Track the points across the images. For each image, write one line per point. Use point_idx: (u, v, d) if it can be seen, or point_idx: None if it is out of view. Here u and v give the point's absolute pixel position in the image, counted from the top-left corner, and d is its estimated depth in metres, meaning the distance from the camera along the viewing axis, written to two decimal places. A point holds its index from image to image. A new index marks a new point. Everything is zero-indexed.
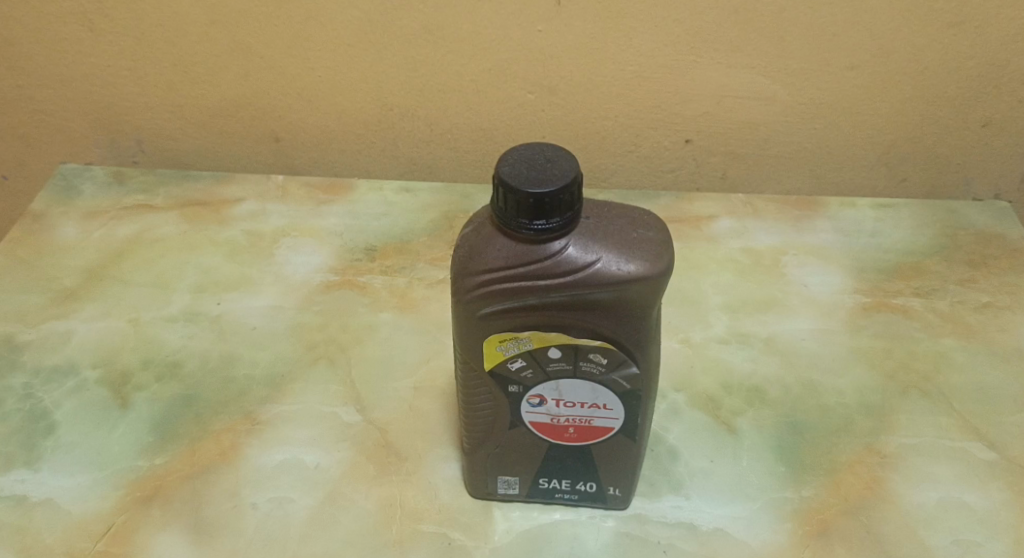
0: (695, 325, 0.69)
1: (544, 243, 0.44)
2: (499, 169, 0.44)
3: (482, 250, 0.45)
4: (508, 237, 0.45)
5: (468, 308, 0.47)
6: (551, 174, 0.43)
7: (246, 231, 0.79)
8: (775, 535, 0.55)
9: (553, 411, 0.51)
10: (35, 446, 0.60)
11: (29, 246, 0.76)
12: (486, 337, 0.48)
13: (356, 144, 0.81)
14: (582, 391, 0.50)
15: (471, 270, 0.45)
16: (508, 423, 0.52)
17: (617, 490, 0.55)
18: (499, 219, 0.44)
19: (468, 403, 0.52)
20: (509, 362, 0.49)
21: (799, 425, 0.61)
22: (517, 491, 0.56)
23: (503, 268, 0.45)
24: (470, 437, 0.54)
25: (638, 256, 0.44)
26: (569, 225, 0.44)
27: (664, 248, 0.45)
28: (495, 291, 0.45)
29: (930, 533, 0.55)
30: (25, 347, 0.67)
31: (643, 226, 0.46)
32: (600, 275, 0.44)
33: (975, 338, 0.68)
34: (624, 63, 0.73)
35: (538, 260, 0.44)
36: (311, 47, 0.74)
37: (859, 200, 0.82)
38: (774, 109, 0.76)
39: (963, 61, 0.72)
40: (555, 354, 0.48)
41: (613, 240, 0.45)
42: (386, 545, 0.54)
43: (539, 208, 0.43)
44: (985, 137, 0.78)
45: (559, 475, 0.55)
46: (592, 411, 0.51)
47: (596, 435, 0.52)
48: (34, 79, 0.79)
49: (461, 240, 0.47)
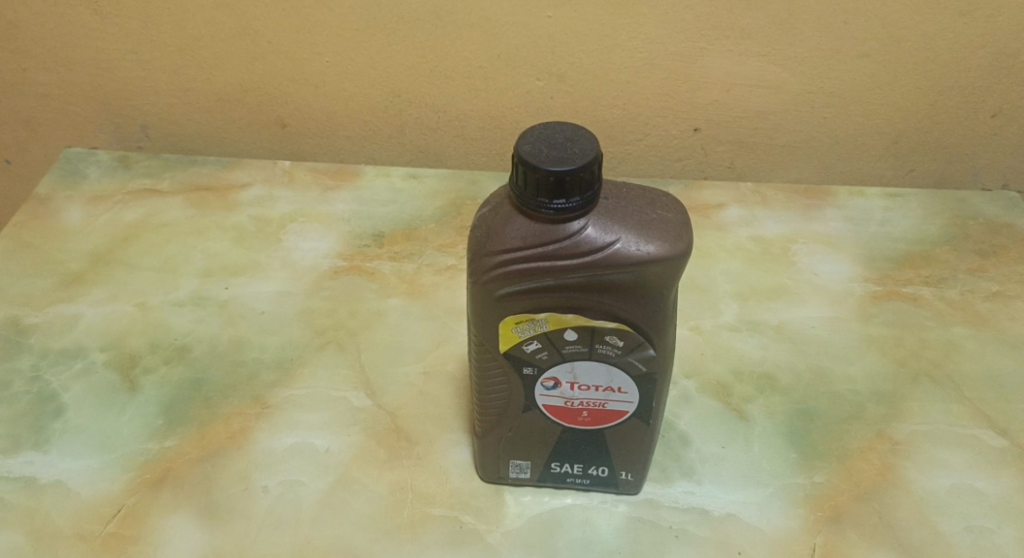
0: (705, 312, 0.69)
1: (563, 223, 0.44)
2: (519, 148, 0.44)
3: (500, 229, 0.45)
4: (527, 218, 0.44)
5: (485, 289, 0.46)
6: (571, 154, 0.43)
7: (253, 216, 0.78)
8: (787, 521, 0.55)
9: (567, 394, 0.51)
10: (43, 428, 0.59)
11: (34, 230, 0.76)
12: (501, 318, 0.47)
13: (363, 130, 0.81)
14: (597, 373, 0.50)
15: (489, 250, 0.45)
16: (522, 407, 0.52)
17: (630, 475, 0.55)
18: (518, 199, 0.44)
19: (482, 387, 0.52)
20: (525, 343, 0.49)
21: (810, 412, 0.61)
22: (529, 475, 0.56)
23: (522, 249, 0.45)
24: (484, 421, 0.54)
25: (657, 236, 0.44)
26: (589, 204, 0.44)
27: (683, 229, 0.45)
28: (513, 272, 0.45)
29: (942, 519, 0.55)
30: (31, 330, 0.66)
31: (661, 207, 0.46)
32: (620, 255, 0.44)
33: (985, 326, 0.68)
34: (634, 50, 0.72)
35: (556, 240, 0.44)
36: (319, 32, 0.73)
37: (867, 189, 0.82)
38: (783, 98, 0.75)
39: (975, 50, 0.72)
40: (572, 336, 0.48)
41: (632, 221, 0.45)
42: (398, 528, 0.54)
43: (560, 187, 0.43)
44: (994, 128, 0.78)
45: (571, 459, 0.55)
46: (606, 394, 0.51)
47: (610, 419, 0.52)
48: (39, 63, 0.78)
49: (478, 221, 0.47)
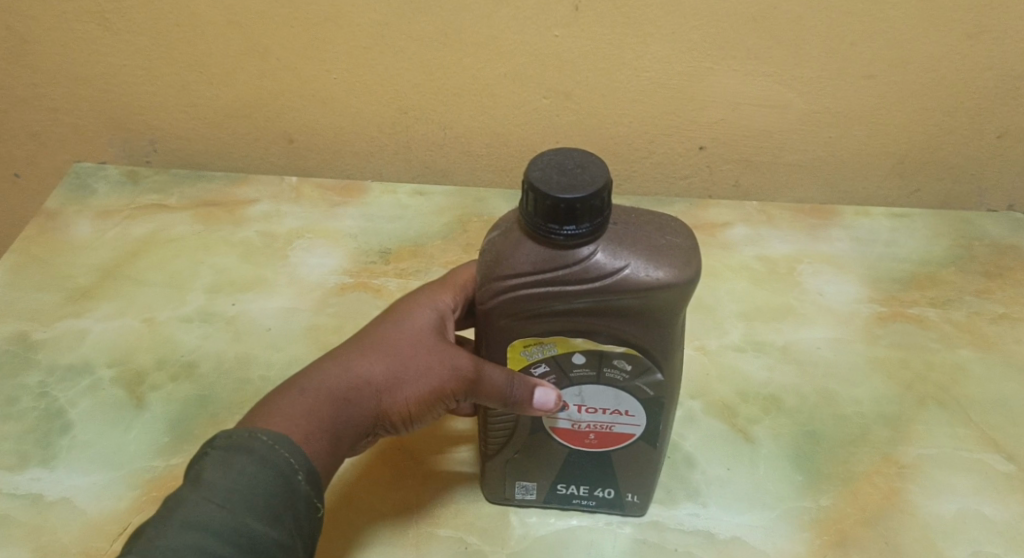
0: (710, 332, 0.69)
1: (572, 249, 0.44)
2: (529, 174, 0.44)
3: (509, 254, 0.45)
4: (536, 243, 0.45)
5: (494, 311, 0.47)
6: (581, 181, 0.43)
7: (260, 232, 0.79)
8: (793, 544, 0.55)
9: (574, 417, 0.51)
10: (50, 444, 0.60)
11: (43, 245, 0.76)
12: (510, 341, 0.48)
13: (370, 146, 0.81)
14: (604, 396, 0.50)
15: (498, 274, 0.46)
16: (528, 429, 0.52)
17: (635, 497, 0.55)
18: (527, 224, 0.44)
19: (488, 413, 0.52)
20: (532, 366, 0.50)
21: (816, 434, 0.61)
22: (534, 496, 0.56)
23: (531, 273, 0.45)
24: (489, 445, 0.54)
25: (667, 262, 0.44)
26: (598, 231, 0.44)
27: (692, 255, 0.45)
28: (521, 297, 0.46)
29: (949, 544, 0.55)
30: (39, 345, 0.67)
31: (671, 232, 0.46)
32: (629, 281, 0.44)
33: (992, 348, 0.68)
34: (640, 69, 0.73)
35: (565, 266, 0.44)
36: (329, 50, 0.74)
37: (872, 209, 0.82)
38: (789, 117, 0.75)
39: (980, 71, 0.72)
40: (580, 360, 0.49)
41: (642, 247, 0.45)
42: (402, 549, 0.54)
43: (570, 214, 0.43)
44: (1000, 149, 0.78)
45: (577, 480, 0.55)
46: (614, 417, 0.51)
47: (617, 442, 0.52)
48: (49, 78, 0.78)
49: (487, 244, 0.47)
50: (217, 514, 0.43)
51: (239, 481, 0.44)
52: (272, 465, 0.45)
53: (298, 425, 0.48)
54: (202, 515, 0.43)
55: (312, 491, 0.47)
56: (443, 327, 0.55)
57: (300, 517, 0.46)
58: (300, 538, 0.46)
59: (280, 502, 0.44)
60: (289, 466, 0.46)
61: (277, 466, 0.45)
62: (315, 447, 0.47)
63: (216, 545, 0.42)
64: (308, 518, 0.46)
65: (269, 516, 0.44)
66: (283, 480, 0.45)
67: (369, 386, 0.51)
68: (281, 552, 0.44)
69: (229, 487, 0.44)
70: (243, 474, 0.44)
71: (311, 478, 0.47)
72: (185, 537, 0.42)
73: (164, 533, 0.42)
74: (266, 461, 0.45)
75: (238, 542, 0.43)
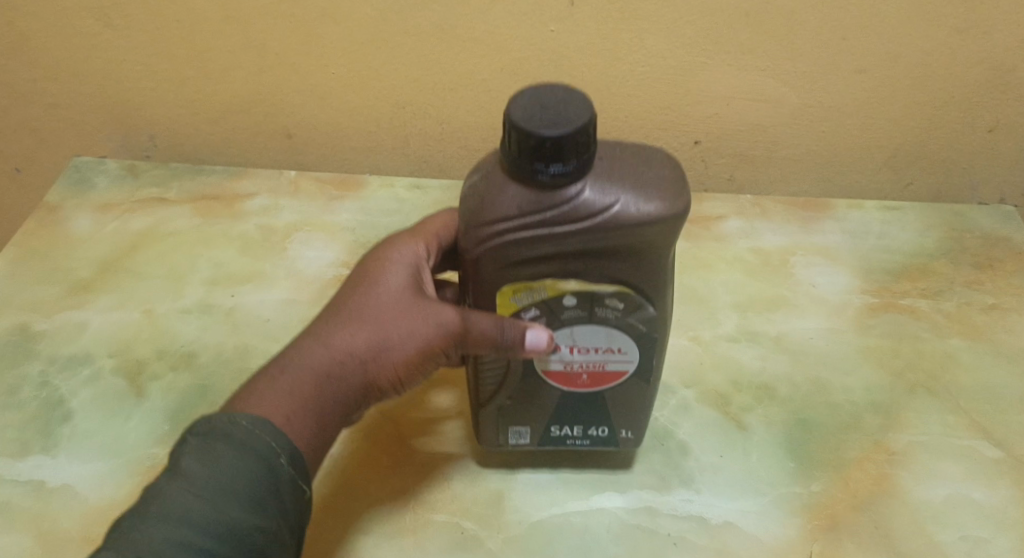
0: (704, 322, 0.70)
1: (560, 189, 0.45)
2: (511, 114, 0.45)
3: (496, 199, 0.46)
4: (522, 186, 0.46)
5: (484, 258, 0.48)
6: (566, 117, 0.44)
7: (259, 225, 0.80)
8: (784, 529, 0.56)
9: (567, 359, 0.52)
10: (51, 433, 0.61)
11: (43, 239, 0.77)
12: (499, 289, 0.49)
13: (367, 141, 0.82)
14: (597, 334, 0.51)
15: (487, 220, 0.47)
16: (520, 374, 0.53)
17: (629, 433, 0.56)
18: (513, 168, 0.45)
19: (479, 362, 0.53)
20: (523, 312, 0.50)
21: (808, 422, 0.62)
22: (528, 440, 0.57)
23: (520, 217, 0.46)
24: (482, 392, 0.55)
25: (657, 196, 0.45)
26: (583, 167, 0.45)
27: (681, 187, 0.46)
28: (510, 241, 0.47)
29: (938, 529, 0.56)
30: (40, 337, 0.68)
31: (658, 164, 0.47)
32: (620, 217, 0.45)
33: (982, 338, 0.69)
34: (635, 64, 0.73)
35: (554, 207, 0.45)
36: (326, 45, 0.74)
37: (865, 202, 0.83)
38: (782, 112, 0.76)
39: (971, 66, 0.73)
40: (571, 302, 0.50)
41: (630, 181, 0.46)
42: (399, 534, 0.55)
43: (555, 152, 0.44)
44: (991, 143, 0.79)
45: (570, 421, 0.56)
46: (606, 354, 0.52)
47: (609, 378, 0.54)
48: (48, 73, 0.79)
49: (472, 190, 0.48)
50: (198, 503, 0.44)
51: (218, 469, 0.45)
52: (252, 451, 0.46)
53: (281, 411, 0.48)
54: (183, 504, 0.44)
55: (296, 472, 0.48)
56: (419, 280, 0.55)
57: (283, 500, 0.46)
58: (285, 519, 0.47)
59: (261, 487, 0.45)
60: (270, 449, 0.47)
61: (258, 450, 0.46)
62: (297, 427, 0.49)
63: (198, 534, 0.43)
64: (294, 499, 0.47)
65: (250, 503, 0.45)
66: (264, 465, 0.46)
67: (351, 357, 0.51)
68: (264, 536, 0.45)
69: (208, 476, 0.45)
70: (223, 462, 0.45)
71: (294, 460, 0.48)
72: (167, 526, 0.43)
73: (147, 523, 0.43)
74: (245, 447, 0.46)
75: (220, 530, 0.44)
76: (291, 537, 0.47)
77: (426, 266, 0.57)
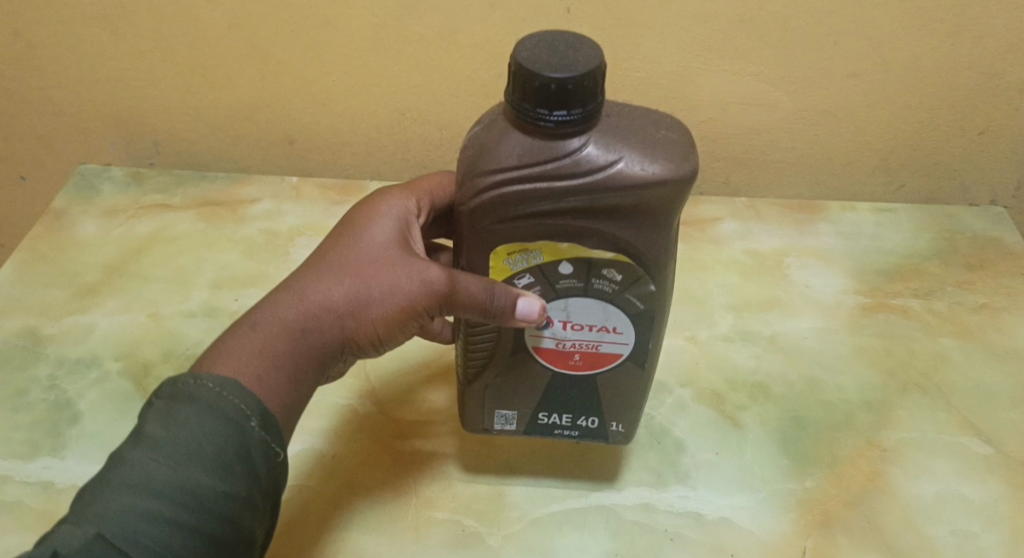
0: (700, 323, 0.71)
1: (562, 140, 0.46)
2: (517, 55, 0.45)
3: (496, 147, 0.46)
4: (524, 134, 0.46)
5: (479, 212, 0.48)
6: (575, 62, 0.45)
7: (262, 230, 0.81)
8: (778, 524, 0.57)
9: (560, 335, 0.53)
10: (59, 434, 0.62)
11: (50, 244, 0.78)
12: (494, 249, 0.49)
13: (368, 147, 0.83)
14: (591, 311, 0.52)
15: (485, 170, 0.47)
16: (509, 351, 0.54)
17: (620, 426, 0.57)
18: (516, 113, 0.46)
19: (469, 332, 0.53)
20: (516, 278, 0.51)
21: (802, 420, 0.63)
22: (514, 426, 0.57)
23: (518, 167, 0.46)
24: (470, 367, 0.55)
25: (662, 157, 0.46)
26: (590, 118, 0.45)
27: (688, 152, 0.47)
28: (508, 193, 0.47)
29: (929, 523, 0.57)
30: (48, 340, 0.69)
31: (666, 128, 0.48)
32: (623, 175, 0.45)
33: (973, 338, 0.70)
34: (631, 70, 0.74)
35: (555, 159, 0.46)
36: (328, 52, 0.76)
37: (859, 204, 0.84)
38: (777, 116, 0.77)
39: (961, 70, 0.74)
40: (567, 270, 0.50)
41: (636, 141, 0.46)
42: (401, 531, 0.56)
43: (560, 97, 0.44)
44: (981, 145, 0.80)
45: (559, 409, 0.56)
46: (601, 334, 0.53)
47: (603, 363, 0.54)
48: (54, 81, 0.80)
49: (471, 140, 0.48)
50: (163, 470, 0.41)
51: (183, 433, 0.42)
52: (219, 413, 0.43)
53: (252, 366, 0.47)
54: (147, 472, 0.41)
55: (268, 434, 0.45)
56: (406, 236, 0.54)
57: (255, 464, 0.44)
58: (256, 485, 0.44)
59: (229, 451, 0.43)
60: (239, 411, 0.44)
61: (225, 412, 0.43)
62: (268, 386, 0.47)
63: (162, 503, 0.40)
64: (266, 465, 0.44)
65: (217, 469, 0.42)
66: (234, 427, 0.43)
67: (329, 312, 0.50)
68: (235, 503, 0.42)
69: (172, 441, 0.42)
70: (188, 425, 0.43)
71: (265, 421, 0.45)
72: (131, 496, 0.40)
73: (109, 493, 0.40)
74: (212, 410, 0.43)
75: (185, 498, 0.41)
76: (264, 505, 0.45)
77: (415, 222, 0.56)
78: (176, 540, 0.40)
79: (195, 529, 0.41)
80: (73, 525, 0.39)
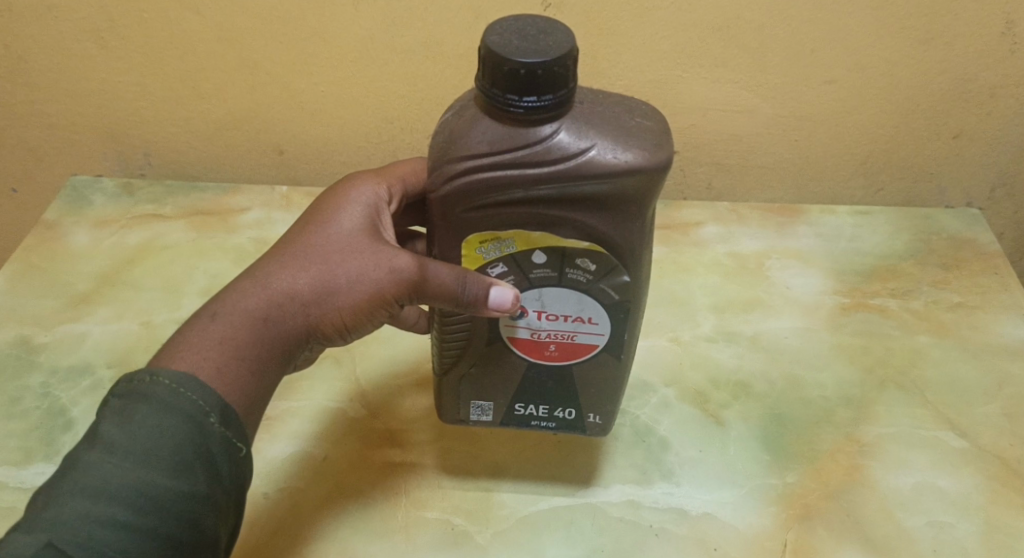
0: (684, 324, 0.73)
1: (533, 126, 0.47)
2: (487, 39, 0.46)
3: (467, 133, 0.48)
4: (495, 120, 0.47)
5: (451, 198, 0.49)
6: (545, 47, 0.46)
7: (253, 238, 0.82)
8: (759, 518, 0.58)
9: (535, 326, 0.54)
10: (53, 440, 0.63)
11: (42, 255, 0.79)
12: (466, 237, 0.51)
13: (357, 155, 0.84)
14: (566, 301, 0.53)
15: (456, 156, 0.48)
16: (485, 341, 0.55)
17: (597, 418, 0.58)
18: (486, 98, 0.47)
19: (444, 322, 0.55)
20: (489, 266, 0.52)
21: (783, 417, 0.65)
22: (491, 417, 0.59)
23: (489, 154, 0.47)
24: (446, 357, 0.57)
25: (635, 145, 0.47)
26: (562, 105, 0.47)
27: (661, 140, 0.48)
28: (479, 180, 0.48)
29: (906, 514, 0.59)
30: (41, 348, 0.70)
31: (641, 116, 0.49)
32: (594, 162, 0.47)
33: (949, 335, 0.72)
34: (614, 78, 0.76)
35: (527, 145, 0.47)
36: (316, 63, 0.77)
37: (838, 207, 0.86)
38: (757, 121, 0.79)
39: (935, 76, 0.76)
40: (540, 260, 0.51)
41: (609, 129, 0.48)
42: (392, 531, 0.57)
43: (530, 83, 0.45)
44: (956, 149, 0.82)
45: (536, 399, 0.58)
46: (576, 325, 0.54)
47: (578, 353, 0.55)
48: (45, 94, 0.81)
49: (443, 126, 0.49)
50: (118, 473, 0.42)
51: (139, 433, 0.43)
52: (177, 410, 0.44)
53: (212, 357, 0.47)
54: (102, 475, 0.42)
55: (229, 430, 0.46)
56: (376, 225, 0.56)
57: (214, 461, 0.45)
58: (217, 482, 0.45)
59: (186, 449, 0.43)
60: (197, 407, 0.45)
61: (183, 409, 0.44)
62: (230, 375, 0.47)
63: (116, 506, 0.41)
64: (227, 461, 0.45)
65: (174, 469, 0.43)
66: (193, 425, 0.44)
67: (294, 300, 0.51)
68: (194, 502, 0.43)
69: (127, 443, 0.43)
70: (145, 425, 0.43)
71: (225, 418, 0.46)
72: (85, 500, 0.41)
73: (62, 498, 0.41)
74: (169, 408, 0.44)
75: (141, 500, 0.42)
76: (228, 503, 0.46)
77: (386, 208, 0.58)
78: (131, 543, 0.41)
79: (152, 530, 0.42)
80: (24, 533, 0.41)
